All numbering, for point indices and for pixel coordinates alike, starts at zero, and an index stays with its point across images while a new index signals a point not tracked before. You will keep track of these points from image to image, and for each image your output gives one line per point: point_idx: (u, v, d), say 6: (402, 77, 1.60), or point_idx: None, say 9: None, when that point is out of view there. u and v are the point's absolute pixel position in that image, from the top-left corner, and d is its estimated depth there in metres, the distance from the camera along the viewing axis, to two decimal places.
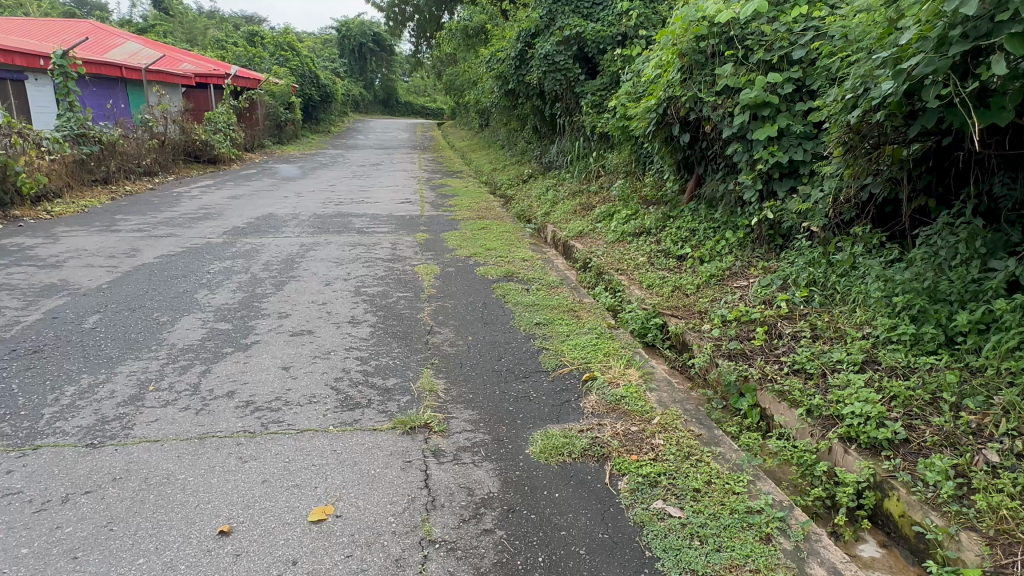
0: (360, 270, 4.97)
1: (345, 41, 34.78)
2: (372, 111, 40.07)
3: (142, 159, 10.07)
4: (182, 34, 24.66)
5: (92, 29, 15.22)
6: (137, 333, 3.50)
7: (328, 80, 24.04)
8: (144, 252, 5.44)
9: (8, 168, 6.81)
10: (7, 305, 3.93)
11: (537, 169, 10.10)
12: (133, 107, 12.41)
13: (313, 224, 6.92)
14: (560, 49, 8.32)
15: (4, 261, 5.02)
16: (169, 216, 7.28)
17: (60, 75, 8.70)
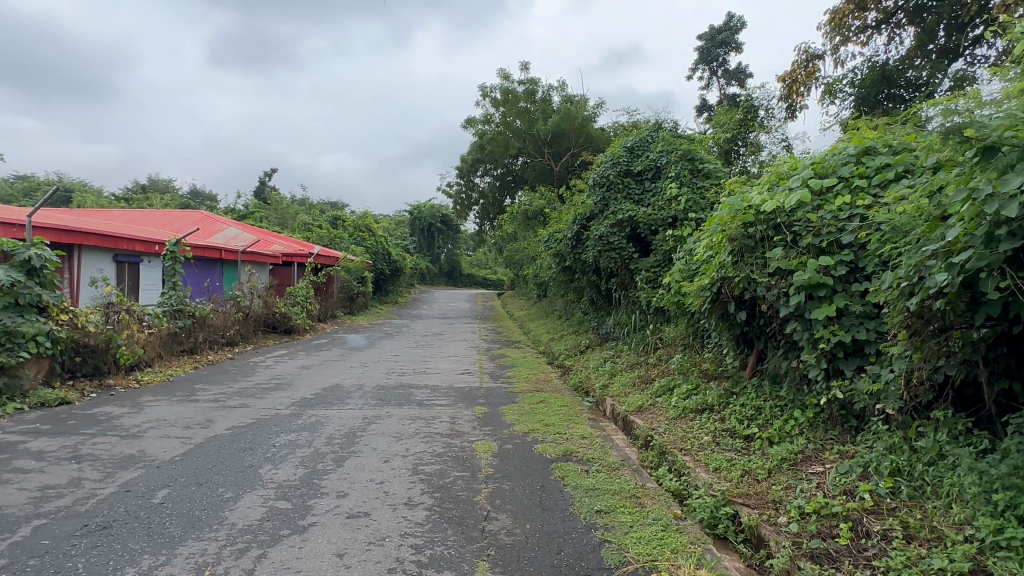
0: (419, 446, 5.00)
1: (416, 222, 38.32)
2: (437, 282, 42.59)
3: (227, 330, 10.93)
4: (275, 220, 27.93)
5: (203, 218, 17.50)
6: (201, 511, 3.56)
7: (399, 256, 26.15)
8: (217, 424, 5.68)
9: (113, 340, 7.50)
10: (86, 477, 4.12)
11: (594, 340, 10.25)
12: (225, 283, 13.76)
13: (376, 395, 7.12)
14: (614, 231, 8.89)
15: (91, 431, 5.34)
16: (244, 386, 7.68)
17: (170, 258, 9.88)
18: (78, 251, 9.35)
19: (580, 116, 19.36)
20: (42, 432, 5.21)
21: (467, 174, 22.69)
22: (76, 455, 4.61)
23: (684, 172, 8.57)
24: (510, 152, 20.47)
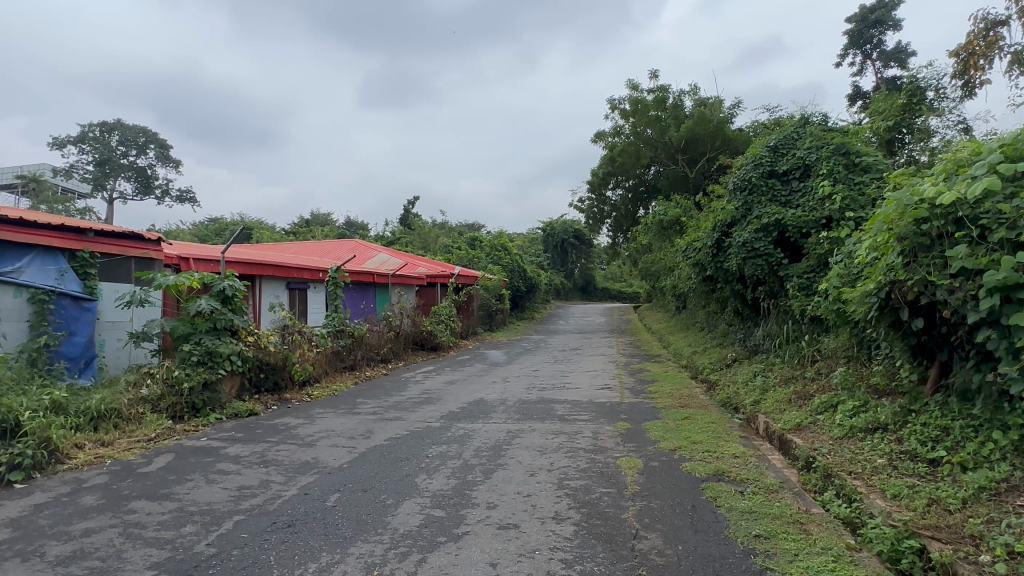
0: (563, 460, 5.03)
1: (549, 238, 38.84)
2: (571, 298, 42.74)
3: (381, 348, 11.84)
4: (419, 244, 29.82)
5: (357, 246, 19.17)
6: (367, 515, 3.87)
7: (534, 273, 26.66)
8: (376, 435, 6.16)
9: (288, 359, 8.46)
10: (273, 480, 4.67)
11: (741, 353, 9.66)
12: (378, 305, 14.93)
13: (519, 410, 7.29)
14: (759, 236, 8.37)
15: (275, 439, 6.05)
16: (398, 400, 8.25)
17: (332, 284, 10.94)
18: (259, 281, 10.67)
19: (716, 119, 18.56)
20: (238, 439, 6.01)
21: (598, 187, 22.58)
22: (264, 460, 5.25)
23: (838, 168, 7.86)
24: (642, 163, 20.11)
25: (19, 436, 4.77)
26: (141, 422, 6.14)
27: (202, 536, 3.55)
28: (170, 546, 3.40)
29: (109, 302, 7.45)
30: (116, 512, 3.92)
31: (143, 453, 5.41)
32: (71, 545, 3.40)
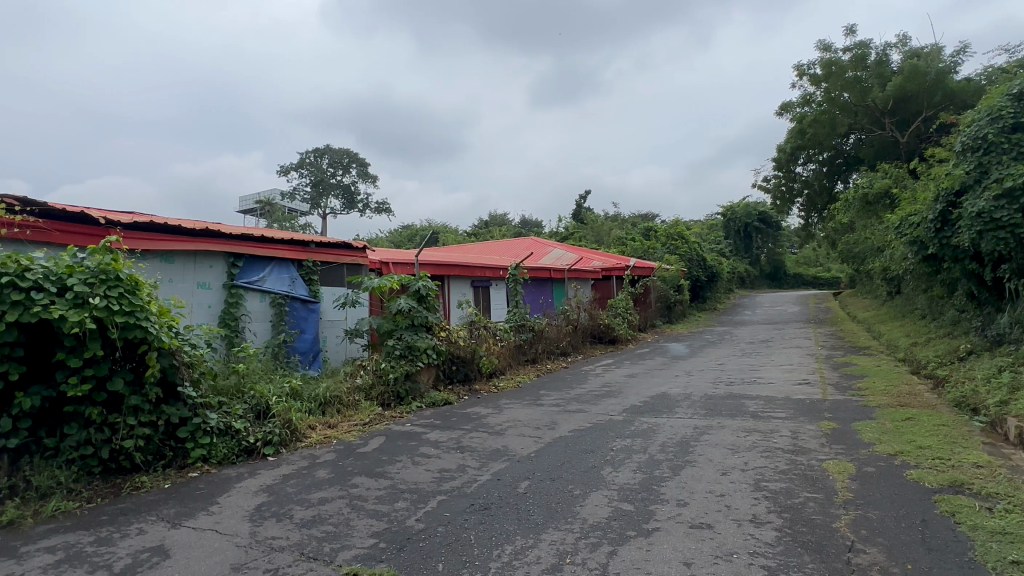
0: (759, 460, 4.69)
1: (730, 223, 36.44)
2: (758, 286, 39.62)
3: (561, 342, 12.09)
4: (592, 238, 29.89)
5: (533, 243, 19.81)
6: (557, 503, 3.98)
7: (715, 261, 25.24)
8: (561, 426, 6.31)
9: (476, 352, 9.03)
10: (469, 464, 5.02)
11: (978, 344, 8.17)
12: (556, 299, 15.28)
13: (705, 405, 6.95)
14: (999, 203, 7.00)
15: (468, 427, 6.50)
16: (579, 393, 8.36)
17: (513, 281, 11.42)
18: (447, 280, 11.53)
19: (933, 71, 15.90)
20: (437, 426, 6.56)
21: (786, 163, 20.57)
22: (460, 445, 5.67)
23: None
24: (839, 132, 17.90)
25: (270, 417, 5.72)
26: (358, 407, 7.01)
27: (413, 512, 3.94)
28: (387, 519, 3.82)
29: (328, 304, 8.61)
30: (343, 485, 4.52)
31: (361, 435, 6.17)
32: (311, 511, 4.00)
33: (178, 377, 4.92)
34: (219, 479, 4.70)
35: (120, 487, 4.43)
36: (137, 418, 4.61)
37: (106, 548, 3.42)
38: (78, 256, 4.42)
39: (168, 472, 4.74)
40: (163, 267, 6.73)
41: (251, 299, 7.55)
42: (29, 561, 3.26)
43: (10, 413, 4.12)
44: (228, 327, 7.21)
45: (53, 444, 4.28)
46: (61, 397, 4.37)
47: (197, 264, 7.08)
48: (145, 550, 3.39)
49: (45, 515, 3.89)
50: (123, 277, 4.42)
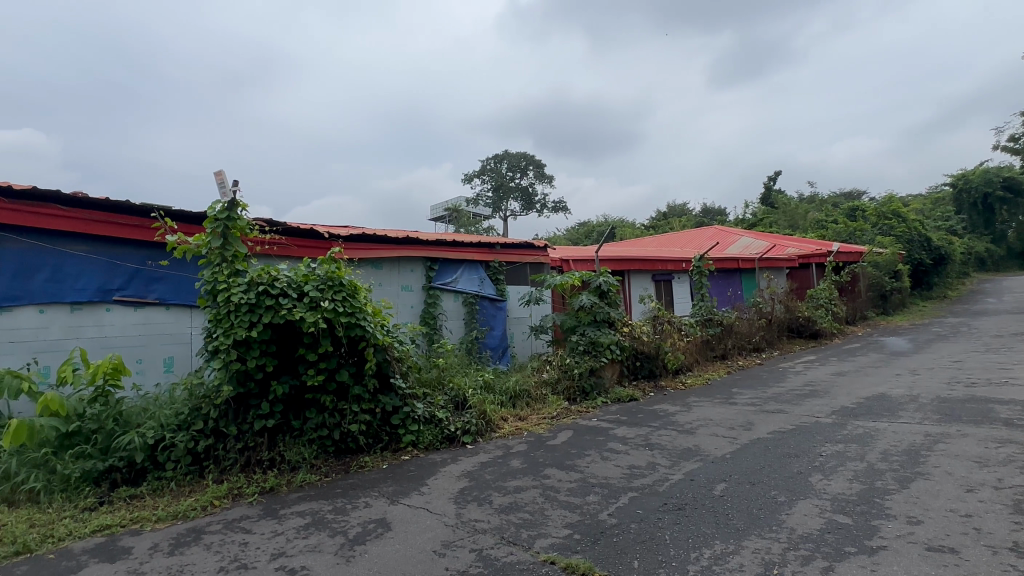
0: (1019, 477, 3.89)
1: (963, 195, 30.82)
2: (1004, 267, 32.95)
3: (753, 337, 11.27)
4: (785, 222, 27.35)
5: (718, 232, 18.73)
6: (759, 509, 3.71)
7: (943, 240, 21.54)
8: (758, 427, 5.87)
9: (661, 348, 8.79)
10: (659, 462, 4.90)
11: None
12: (745, 291, 14.27)
13: (939, 409, 5.96)
14: None
15: (656, 424, 6.36)
16: (777, 391, 7.70)
17: (697, 273, 10.91)
18: (628, 275, 11.41)
19: None
20: (623, 422, 6.52)
21: None
22: (649, 443, 5.56)
23: None
24: None
25: (467, 407, 6.19)
26: (545, 401, 7.24)
27: (605, 506, 3.96)
28: (580, 511, 3.90)
29: (515, 302, 9.02)
30: (536, 476, 4.71)
31: (549, 428, 6.37)
32: (508, 498, 4.23)
33: (391, 370, 5.53)
34: (427, 463, 5.19)
35: (349, 464, 5.10)
36: (359, 405, 5.28)
37: (342, 516, 3.97)
38: (310, 266, 5.18)
39: (385, 453, 5.36)
40: (374, 272, 7.61)
41: (446, 299, 8.21)
42: (286, 522, 3.91)
43: (268, 399, 4.98)
44: (428, 325, 7.93)
45: (299, 425, 5.07)
46: (302, 386, 5.16)
47: (400, 270, 7.89)
48: (371, 521, 3.87)
49: (295, 484, 4.63)
50: (345, 283, 5.09)
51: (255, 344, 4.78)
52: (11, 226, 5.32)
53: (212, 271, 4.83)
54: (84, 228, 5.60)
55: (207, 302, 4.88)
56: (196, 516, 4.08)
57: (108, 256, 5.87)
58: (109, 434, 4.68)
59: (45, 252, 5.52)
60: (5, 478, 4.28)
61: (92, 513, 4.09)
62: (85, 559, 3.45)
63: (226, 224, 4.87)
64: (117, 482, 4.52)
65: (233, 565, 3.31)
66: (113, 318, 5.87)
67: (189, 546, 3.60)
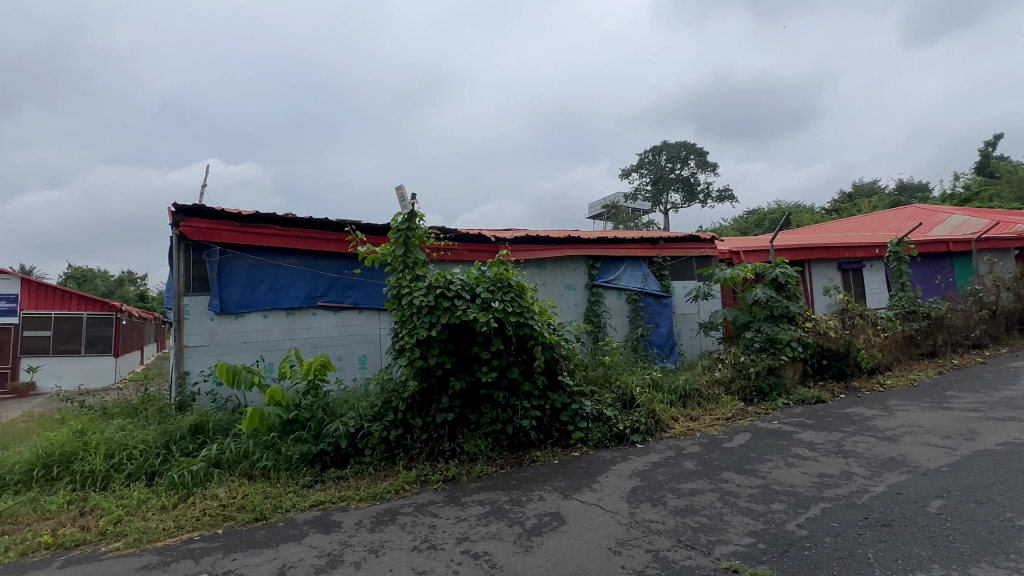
0: None
1: None
2: None
3: (971, 331, 9.64)
4: (1010, 194, 22.98)
5: (920, 211, 16.32)
6: (990, 534, 3.17)
7: None
8: (984, 436, 5.01)
9: (852, 344, 7.89)
10: (856, 472, 4.41)
11: None
12: (959, 278, 12.25)
13: None
14: None
15: (850, 429, 5.72)
16: (1008, 396, 6.50)
17: (895, 260, 9.60)
18: (808, 265, 10.41)
19: None
20: (810, 426, 5.97)
21: None
22: (843, 450, 5.02)
23: None
24: None
25: (635, 406, 6.12)
26: (719, 402, 6.88)
27: (793, 516, 3.66)
28: (763, 519, 3.65)
29: (681, 298, 8.69)
30: (713, 479, 4.50)
31: (725, 429, 6.05)
32: (684, 500, 4.09)
33: (558, 367, 5.67)
34: (598, 460, 5.22)
35: (522, 458, 5.31)
36: (530, 401, 5.48)
37: (519, 507, 4.15)
38: (481, 269, 5.48)
39: (556, 449, 5.49)
40: (538, 273, 7.82)
41: (609, 297, 8.17)
42: (468, 509, 4.18)
43: (447, 393, 5.36)
44: (592, 323, 7.96)
45: (475, 419, 5.40)
46: (477, 382, 5.47)
47: (564, 269, 8.02)
48: (547, 514, 3.99)
49: (474, 474, 4.93)
50: (513, 284, 5.31)
51: (435, 343, 5.17)
52: (241, 246, 6.35)
53: (397, 277, 5.33)
54: (294, 244, 6.50)
55: (393, 305, 5.39)
56: (391, 498, 4.54)
57: (313, 267, 6.73)
58: (319, 422, 5.38)
59: (266, 266, 6.50)
60: (245, 456, 5.12)
61: (309, 489, 4.74)
62: (306, 529, 4.01)
63: (406, 233, 5.34)
64: (327, 464, 5.17)
65: (425, 545, 3.62)
66: (319, 321, 6.74)
67: (387, 525, 4.02)
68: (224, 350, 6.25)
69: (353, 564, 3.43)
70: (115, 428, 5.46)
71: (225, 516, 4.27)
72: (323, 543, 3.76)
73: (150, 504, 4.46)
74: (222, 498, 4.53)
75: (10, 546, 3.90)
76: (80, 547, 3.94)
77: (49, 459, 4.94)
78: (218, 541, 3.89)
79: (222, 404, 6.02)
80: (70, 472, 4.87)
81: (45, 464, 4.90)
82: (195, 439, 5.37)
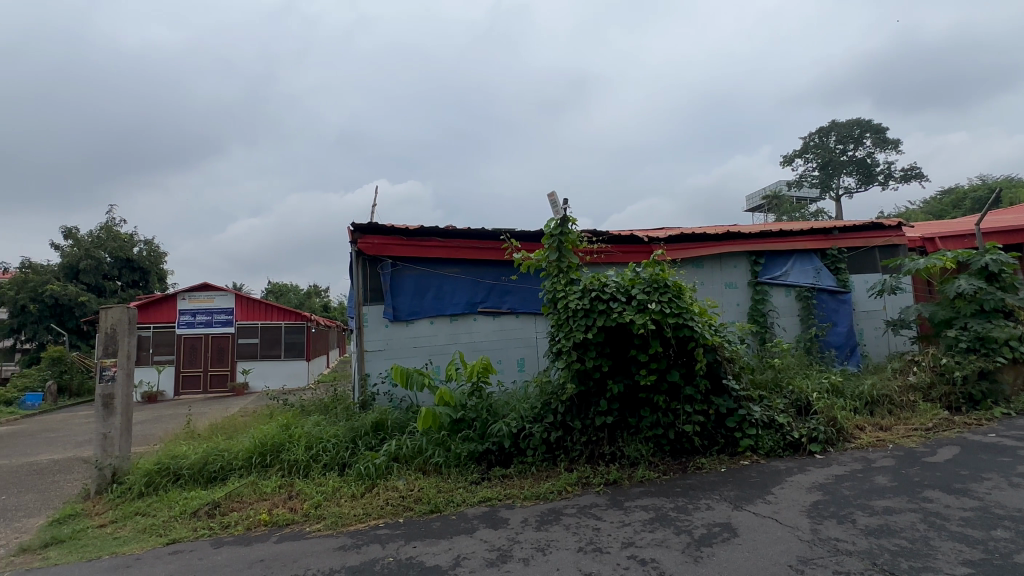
0: None
1: None
2: None
3: None
4: None
5: None
6: None
7: None
8: None
9: None
10: None
11: None
12: None
13: None
14: None
15: None
16: None
17: None
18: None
19: None
20: None
21: None
22: None
23: None
24: None
25: (812, 413, 5.61)
26: (916, 410, 6.05)
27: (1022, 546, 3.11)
28: (982, 548, 3.14)
29: (862, 293, 7.80)
30: (913, 498, 3.97)
31: (925, 441, 5.30)
32: (878, 519, 3.66)
33: (722, 371, 5.39)
34: (770, 470, 4.86)
35: (686, 465, 5.12)
36: (692, 406, 5.26)
37: (685, 516, 4.00)
38: (635, 270, 5.39)
39: (723, 457, 5.21)
40: (695, 272, 7.51)
41: (776, 294, 7.59)
42: (632, 514, 4.13)
43: (606, 397, 5.34)
44: (758, 323, 7.44)
45: (635, 423, 5.31)
46: (636, 385, 5.38)
47: (723, 267, 7.61)
48: (716, 525, 3.80)
49: (636, 479, 4.85)
50: (670, 284, 5.15)
51: (592, 346, 5.17)
52: (409, 258, 6.90)
53: (552, 281, 5.43)
54: (455, 253, 6.92)
55: (549, 309, 5.49)
56: (554, 498, 4.63)
57: (472, 275, 7.11)
58: (484, 422, 5.66)
59: (431, 275, 7.00)
60: (419, 452, 5.54)
61: (477, 485, 5.00)
62: (476, 523, 4.23)
63: (560, 238, 5.43)
64: (492, 462, 5.41)
65: (590, 547, 3.64)
66: (479, 326, 7.09)
67: (552, 524, 4.10)
68: (397, 354, 6.84)
69: (521, 560, 3.55)
70: (312, 423, 6.22)
71: (405, 506, 4.66)
72: (493, 538, 3.94)
73: (342, 491, 5.01)
74: (402, 490, 4.95)
75: (238, 520, 4.61)
76: (290, 526, 4.53)
77: (263, 449, 5.76)
78: (401, 530, 4.25)
79: (397, 403, 6.58)
80: (279, 460, 5.63)
81: (260, 453, 5.72)
82: (377, 435, 5.93)
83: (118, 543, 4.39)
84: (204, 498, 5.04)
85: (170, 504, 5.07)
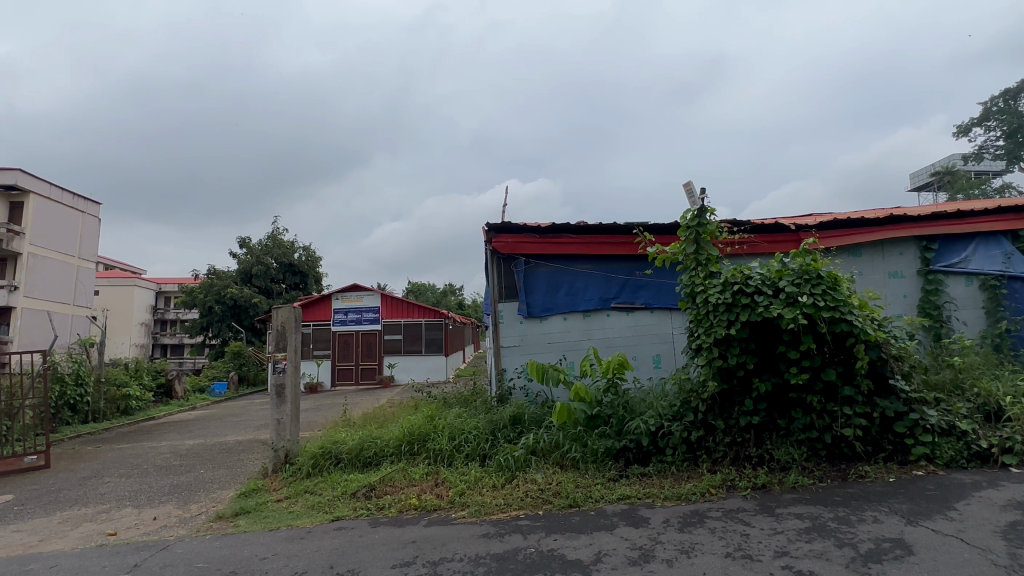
0: None
1: None
2: None
3: None
4: None
5: None
6: None
7: None
8: None
9: None
10: None
11: None
12: None
13: None
14: None
15: None
16: None
17: None
18: None
19: None
20: None
21: None
22: None
23: None
24: None
25: (1004, 420, 4.89)
26: None
27: None
28: None
29: None
30: None
31: None
32: None
33: (888, 370, 4.86)
34: (952, 483, 4.29)
35: (846, 472, 4.68)
36: (853, 408, 4.80)
37: (848, 528, 3.66)
38: (783, 262, 5.03)
39: (891, 465, 4.70)
40: (852, 261, 6.85)
41: (953, 284, 6.68)
42: (785, 522, 3.86)
43: (751, 396, 5.04)
44: (931, 317, 6.60)
45: (785, 425, 4.95)
46: (785, 385, 5.01)
47: (886, 254, 6.85)
48: (886, 540, 3.43)
49: (787, 485, 4.52)
50: (823, 275, 4.74)
51: (735, 342, 4.89)
52: (542, 256, 7.00)
53: (690, 275, 5.23)
54: (587, 249, 6.90)
55: (687, 304, 5.29)
56: (697, 500, 4.46)
57: (605, 270, 7.05)
58: (620, 419, 5.60)
59: (563, 272, 7.05)
60: (556, 446, 5.61)
61: (615, 482, 4.96)
62: (616, 520, 4.21)
63: (697, 230, 5.20)
64: (631, 460, 5.33)
65: (739, 553, 3.46)
66: (613, 322, 7.01)
67: (696, 527, 3.95)
68: (532, 349, 6.97)
69: (665, 561, 3.47)
70: (454, 415, 6.54)
71: (544, 499, 4.75)
72: (634, 537, 3.89)
73: (483, 481, 5.22)
74: (540, 483, 5.05)
75: (392, 503, 4.98)
76: (438, 511, 4.81)
77: (411, 437, 6.16)
78: (541, 522, 4.34)
79: (533, 398, 6.71)
80: (425, 448, 6.00)
81: (408, 441, 6.13)
82: (515, 429, 6.11)
83: (293, 516, 4.94)
84: (361, 481, 5.51)
85: (333, 485, 5.60)
